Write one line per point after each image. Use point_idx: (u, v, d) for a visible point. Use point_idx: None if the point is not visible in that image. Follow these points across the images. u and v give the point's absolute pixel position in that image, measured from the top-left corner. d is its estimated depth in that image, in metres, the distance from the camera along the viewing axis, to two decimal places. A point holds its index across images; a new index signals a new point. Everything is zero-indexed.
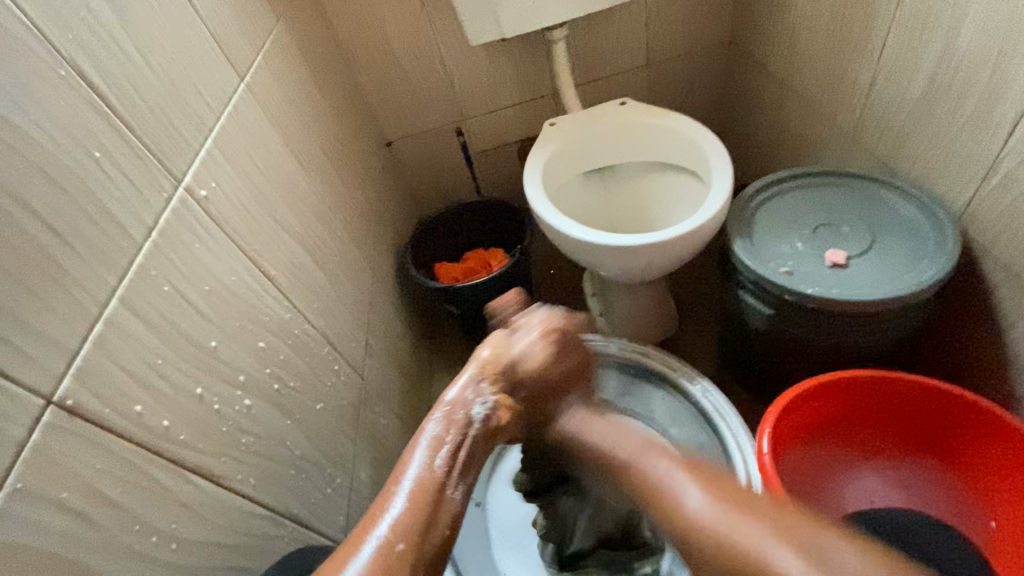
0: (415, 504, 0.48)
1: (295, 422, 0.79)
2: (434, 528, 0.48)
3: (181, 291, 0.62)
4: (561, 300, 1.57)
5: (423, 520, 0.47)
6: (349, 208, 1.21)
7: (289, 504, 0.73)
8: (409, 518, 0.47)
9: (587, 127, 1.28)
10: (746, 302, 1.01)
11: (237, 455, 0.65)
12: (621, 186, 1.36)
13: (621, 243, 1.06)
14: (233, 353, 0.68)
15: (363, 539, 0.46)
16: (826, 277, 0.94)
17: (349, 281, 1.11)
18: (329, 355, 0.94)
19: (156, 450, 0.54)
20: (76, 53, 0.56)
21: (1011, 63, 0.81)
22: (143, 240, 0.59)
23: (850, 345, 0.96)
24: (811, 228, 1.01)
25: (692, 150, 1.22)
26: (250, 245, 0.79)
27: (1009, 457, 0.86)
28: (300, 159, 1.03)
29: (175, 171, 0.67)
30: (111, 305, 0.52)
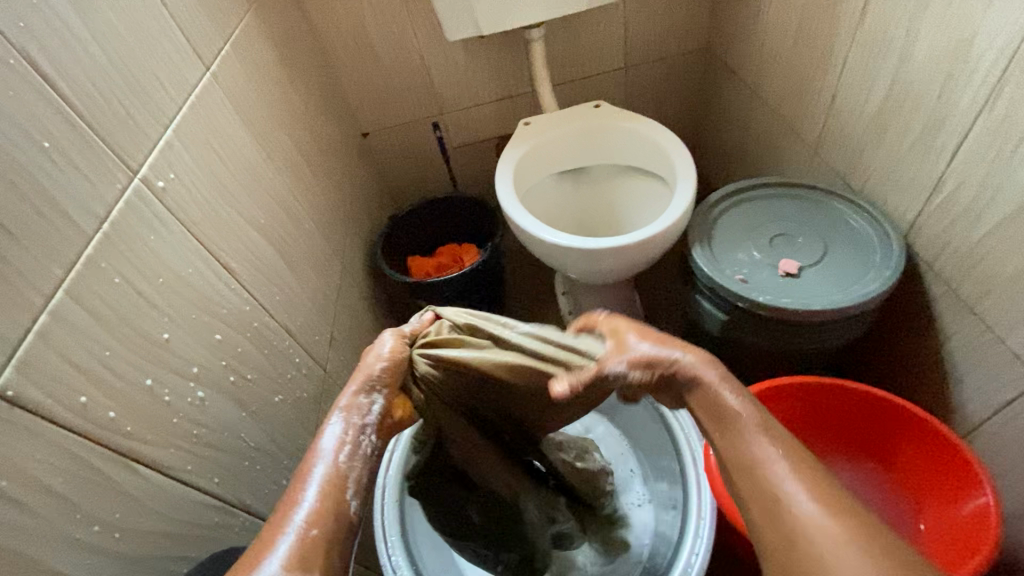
0: (328, 489, 0.54)
1: (250, 414, 0.79)
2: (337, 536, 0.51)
3: (133, 283, 0.63)
4: (532, 298, 1.59)
5: (331, 513, 0.52)
6: (319, 200, 1.21)
7: (242, 495, 0.74)
8: (324, 513, 0.52)
9: (559, 128, 1.30)
10: (702, 307, 1.04)
11: (187, 447, 0.65)
12: (592, 188, 1.38)
13: (585, 245, 1.08)
14: (187, 346, 0.69)
15: (279, 535, 0.49)
16: (778, 285, 0.97)
17: (315, 274, 1.11)
18: (290, 347, 0.95)
19: (102, 442, 0.54)
20: (28, 43, 0.56)
21: (956, 88, 0.84)
22: (93, 232, 0.59)
23: (798, 352, 1.00)
24: (768, 238, 1.05)
25: (660, 156, 1.25)
26: (211, 237, 0.80)
27: (939, 464, 0.91)
28: (268, 150, 1.03)
29: (130, 162, 0.67)
30: (56, 297, 0.53)
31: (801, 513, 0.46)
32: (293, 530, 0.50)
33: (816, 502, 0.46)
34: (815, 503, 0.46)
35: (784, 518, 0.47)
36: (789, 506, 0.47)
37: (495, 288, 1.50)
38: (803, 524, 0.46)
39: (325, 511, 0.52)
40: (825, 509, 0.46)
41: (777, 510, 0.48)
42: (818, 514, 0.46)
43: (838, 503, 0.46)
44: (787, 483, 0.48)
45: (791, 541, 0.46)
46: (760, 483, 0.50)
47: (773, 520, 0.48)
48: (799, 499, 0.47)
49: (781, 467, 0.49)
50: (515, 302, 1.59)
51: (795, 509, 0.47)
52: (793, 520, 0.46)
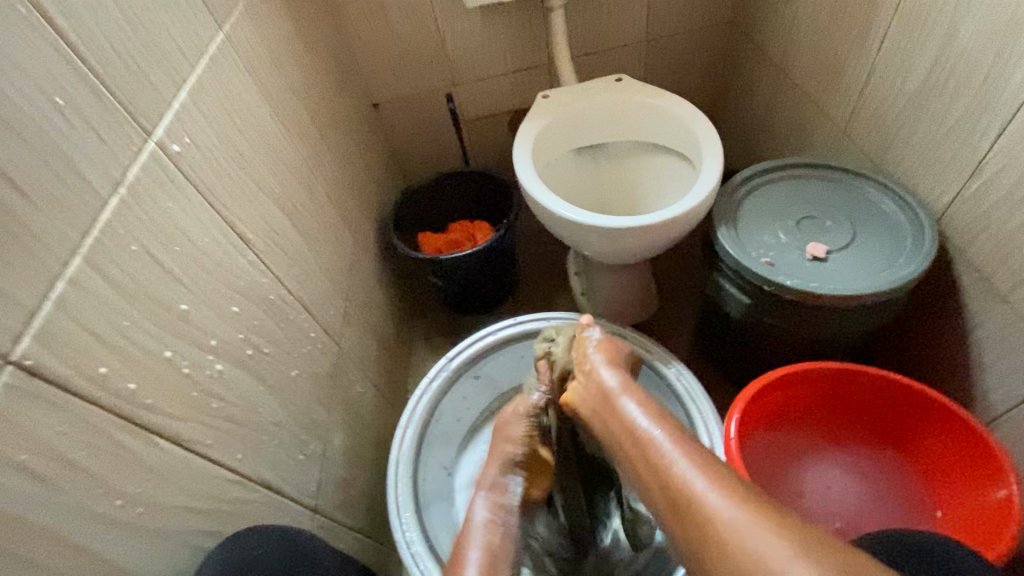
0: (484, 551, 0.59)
1: (268, 389, 0.78)
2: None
3: (151, 252, 0.60)
4: (544, 277, 1.57)
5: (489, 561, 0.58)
6: (331, 171, 1.17)
7: (261, 470, 0.73)
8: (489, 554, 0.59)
9: (581, 102, 1.26)
10: (725, 290, 1.02)
11: (207, 421, 0.64)
12: (611, 165, 1.34)
13: (606, 223, 1.05)
14: (205, 318, 0.67)
15: None
16: (806, 269, 0.95)
17: (328, 248, 1.09)
18: (305, 322, 0.93)
19: (123, 414, 0.53)
20: None
21: (1005, 67, 0.80)
22: (110, 196, 0.56)
23: (822, 337, 0.98)
24: (796, 220, 1.02)
25: (685, 134, 1.21)
26: (227, 206, 0.77)
27: (965, 450, 0.89)
28: (282, 117, 0.99)
29: (144, 123, 0.63)
30: (73, 263, 0.50)
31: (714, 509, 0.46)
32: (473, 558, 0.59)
33: (728, 500, 0.45)
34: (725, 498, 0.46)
35: (709, 526, 0.45)
36: (698, 500, 0.47)
37: (508, 267, 1.47)
38: (722, 524, 0.44)
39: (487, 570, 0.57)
40: (737, 503, 0.45)
41: (695, 514, 0.46)
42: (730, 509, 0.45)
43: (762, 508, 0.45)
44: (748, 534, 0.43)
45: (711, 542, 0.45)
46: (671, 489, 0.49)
47: (696, 524, 0.46)
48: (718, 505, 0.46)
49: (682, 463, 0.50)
50: (527, 280, 1.57)
51: (724, 520, 0.44)
52: (711, 521, 0.45)
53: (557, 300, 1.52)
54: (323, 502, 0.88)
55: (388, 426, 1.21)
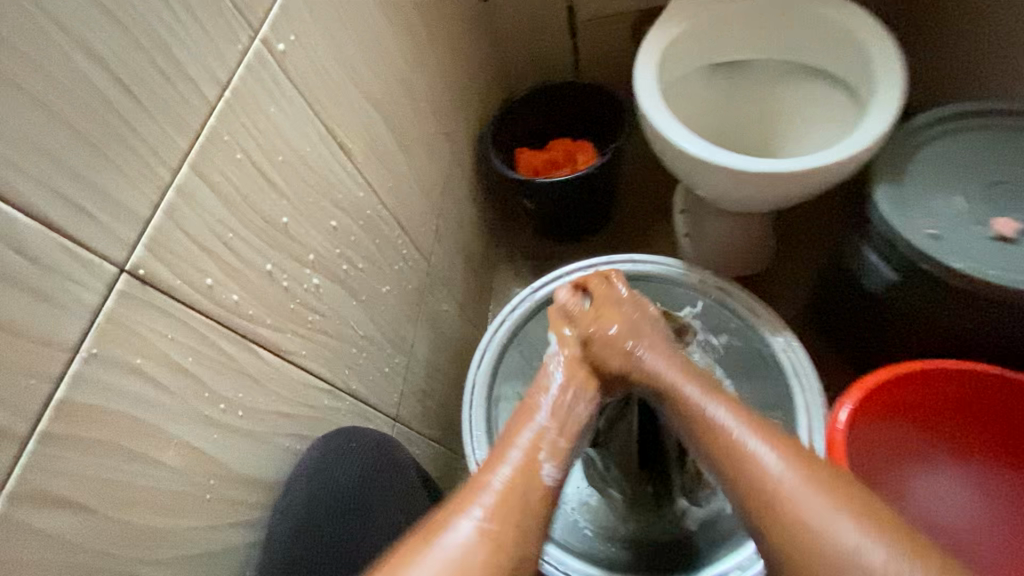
0: (507, 492, 0.58)
1: (360, 305, 0.79)
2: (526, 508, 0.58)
3: (255, 161, 0.59)
4: (645, 211, 1.45)
5: (522, 499, 0.58)
6: (434, 75, 1.10)
7: (349, 381, 0.76)
8: (506, 500, 0.57)
9: (728, 7, 1.05)
10: (868, 261, 0.87)
11: (303, 334, 0.66)
12: (749, 90, 1.14)
13: (736, 164, 0.90)
14: (305, 232, 0.66)
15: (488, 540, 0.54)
16: (983, 250, 0.77)
17: (425, 160, 1.04)
18: (398, 239, 0.91)
19: (227, 324, 0.54)
20: None
21: None
22: (216, 100, 0.54)
23: (979, 334, 0.83)
24: (984, 185, 0.82)
25: (855, 58, 0.98)
26: (330, 113, 0.73)
27: None
28: (388, 12, 0.91)
29: (249, 16, 0.59)
30: (181, 171, 0.49)
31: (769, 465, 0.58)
32: (466, 521, 0.55)
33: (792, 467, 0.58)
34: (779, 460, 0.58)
35: (751, 481, 0.58)
36: (756, 467, 0.59)
37: (608, 196, 1.37)
38: (765, 473, 0.58)
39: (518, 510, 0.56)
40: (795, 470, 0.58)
41: (752, 485, 0.58)
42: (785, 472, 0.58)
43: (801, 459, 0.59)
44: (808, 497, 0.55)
45: (778, 512, 0.56)
46: (734, 461, 0.60)
47: (745, 487, 0.59)
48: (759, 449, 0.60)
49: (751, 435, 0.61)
50: (626, 212, 1.46)
51: (767, 468, 0.58)
52: (761, 476, 0.58)
53: (656, 237, 1.41)
54: (403, 413, 0.93)
55: (468, 345, 1.23)
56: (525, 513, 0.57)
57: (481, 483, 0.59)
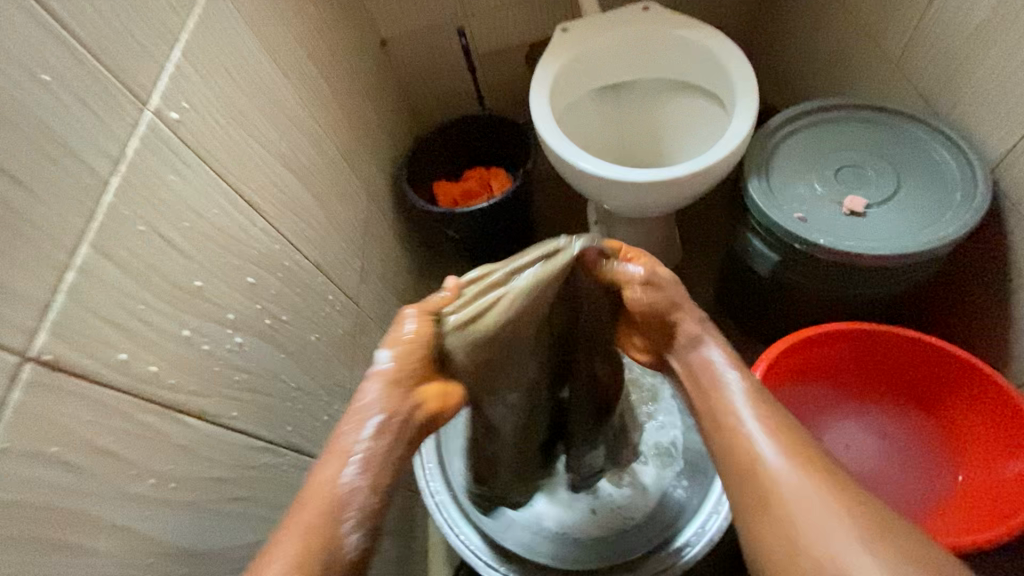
0: (325, 506, 0.55)
1: (288, 356, 0.79)
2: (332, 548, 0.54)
3: (159, 230, 0.59)
4: (563, 227, 1.53)
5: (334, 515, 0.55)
6: (339, 121, 1.13)
7: (286, 435, 0.75)
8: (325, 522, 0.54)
9: (604, 37, 1.15)
10: (754, 246, 0.98)
11: (232, 394, 0.65)
12: (634, 107, 1.25)
13: (628, 177, 1.00)
14: (221, 292, 0.67)
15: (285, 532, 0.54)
16: (841, 225, 0.89)
17: (341, 205, 1.06)
18: (322, 286, 0.92)
19: (147, 397, 0.54)
20: None
21: None
22: (110, 175, 0.54)
23: (852, 297, 0.95)
24: (834, 169, 0.95)
25: (716, 71, 1.11)
26: (234, 173, 0.74)
27: (990, 418, 0.87)
28: (284, 68, 0.94)
29: (137, 89, 0.60)
30: (81, 251, 0.49)
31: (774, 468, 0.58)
32: (291, 533, 0.53)
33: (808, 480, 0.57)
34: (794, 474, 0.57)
35: (731, 443, 0.62)
36: (757, 454, 0.59)
37: (526, 217, 1.43)
38: (766, 464, 0.59)
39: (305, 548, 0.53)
40: (799, 473, 0.57)
41: (758, 480, 0.58)
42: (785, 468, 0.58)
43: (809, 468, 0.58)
44: (801, 482, 0.56)
45: (772, 509, 0.57)
46: (731, 438, 0.62)
47: (727, 451, 0.62)
48: (762, 445, 0.60)
49: (742, 408, 0.63)
50: (545, 230, 1.53)
51: (762, 456, 0.59)
52: (752, 457, 0.60)
53: None
54: None
55: None
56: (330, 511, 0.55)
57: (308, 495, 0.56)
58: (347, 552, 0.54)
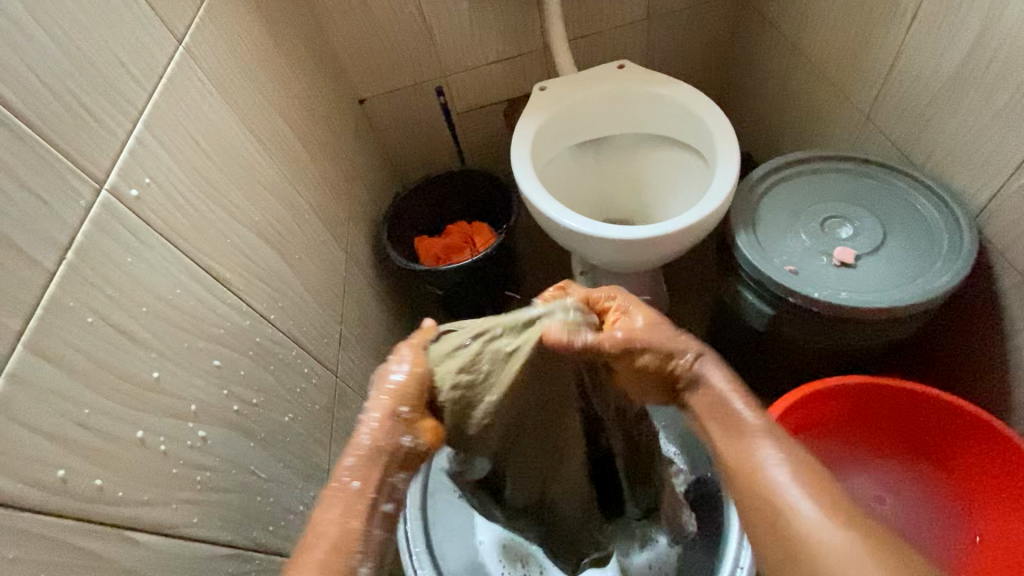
0: (333, 552, 0.52)
1: (259, 443, 0.72)
2: None
3: (111, 321, 0.53)
4: (548, 279, 1.50)
5: None
6: (317, 183, 1.09)
7: (257, 535, 0.68)
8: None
9: (580, 96, 1.16)
10: (745, 299, 0.96)
11: (193, 498, 0.58)
12: (614, 161, 1.26)
13: (615, 233, 0.97)
14: (182, 382, 0.60)
15: None
16: (832, 277, 0.88)
17: (319, 270, 1.01)
18: (297, 359, 0.86)
19: (88, 517, 0.47)
20: None
21: None
22: (56, 265, 0.49)
23: (848, 349, 0.93)
24: (820, 221, 0.94)
25: (694, 126, 1.12)
26: (200, 249, 0.69)
27: (1005, 475, 0.84)
28: (257, 133, 0.91)
29: (93, 169, 0.55)
30: (15, 355, 0.43)
31: (803, 514, 0.51)
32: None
33: (815, 501, 0.51)
34: (817, 511, 0.50)
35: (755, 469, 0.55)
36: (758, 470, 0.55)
37: (510, 270, 1.40)
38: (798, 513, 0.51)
39: None
40: (822, 508, 0.51)
41: (791, 541, 0.51)
42: (812, 513, 0.51)
43: (825, 495, 0.52)
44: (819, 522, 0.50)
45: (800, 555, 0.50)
46: (744, 457, 0.56)
47: (747, 472, 0.56)
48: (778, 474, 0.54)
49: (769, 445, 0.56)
50: (530, 283, 1.50)
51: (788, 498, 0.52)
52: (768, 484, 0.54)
53: None
54: None
55: None
56: (338, 557, 0.52)
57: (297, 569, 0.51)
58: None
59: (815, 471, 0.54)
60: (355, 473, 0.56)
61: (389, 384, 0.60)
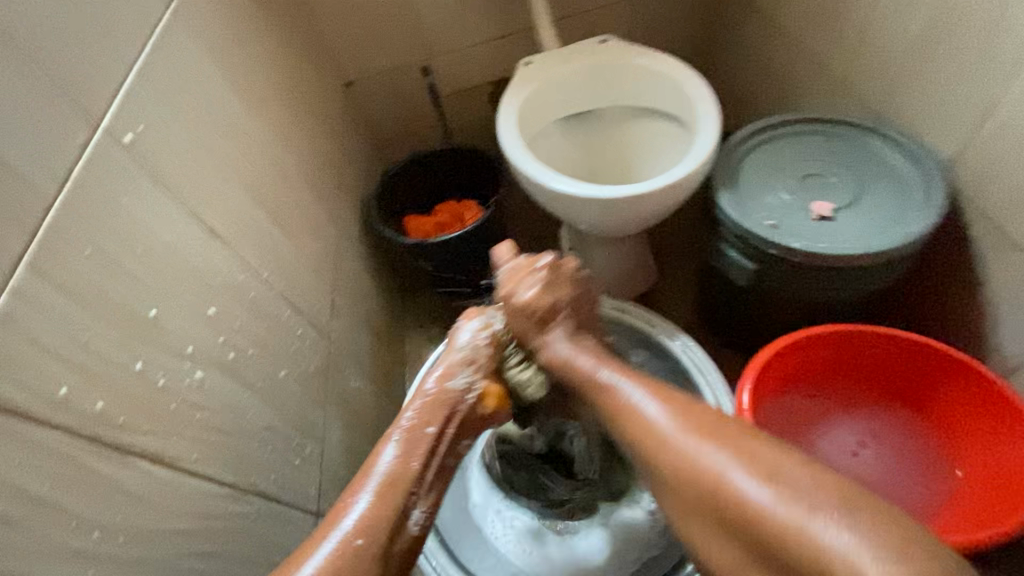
0: (385, 487, 0.59)
1: (255, 393, 0.73)
2: (397, 533, 0.57)
3: (109, 254, 0.54)
4: (537, 256, 1.53)
5: (388, 519, 0.56)
6: (307, 155, 1.10)
7: (255, 480, 0.69)
8: (374, 520, 0.55)
9: (565, 68, 1.19)
10: (729, 257, 0.99)
11: (192, 434, 0.59)
12: (600, 134, 1.29)
13: (602, 195, 1.00)
14: (179, 323, 0.61)
15: (339, 524, 0.55)
16: (811, 230, 0.91)
17: (310, 237, 1.02)
18: (291, 319, 0.87)
19: (90, 437, 0.48)
20: None
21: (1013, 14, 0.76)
22: (55, 195, 0.49)
23: (829, 301, 0.96)
24: (799, 179, 0.98)
25: (677, 95, 1.15)
26: (194, 200, 0.70)
27: (982, 408, 0.87)
28: (247, 99, 0.92)
29: (89, 109, 0.56)
30: (17, 272, 0.44)
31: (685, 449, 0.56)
32: (340, 530, 0.54)
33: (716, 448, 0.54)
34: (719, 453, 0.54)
35: (636, 421, 0.61)
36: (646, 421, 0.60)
37: (500, 246, 1.42)
38: (662, 435, 0.58)
39: (377, 518, 0.56)
40: (719, 449, 0.54)
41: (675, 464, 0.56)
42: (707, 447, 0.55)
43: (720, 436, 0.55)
44: (690, 446, 0.56)
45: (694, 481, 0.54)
46: (626, 406, 0.62)
47: (635, 430, 0.60)
48: (653, 413, 0.60)
49: (654, 405, 0.61)
50: None
51: (649, 418, 0.60)
52: (648, 428, 0.59)
53: None
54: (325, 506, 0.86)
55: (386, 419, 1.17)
56: (392, 492, 0.59)
57: (373, 467, 0.62)
58: (410, 530, 0.58)
59: (711, 432, 0.56)
60: (424, 419, 0.67)
61: (430, 390, 0.71)
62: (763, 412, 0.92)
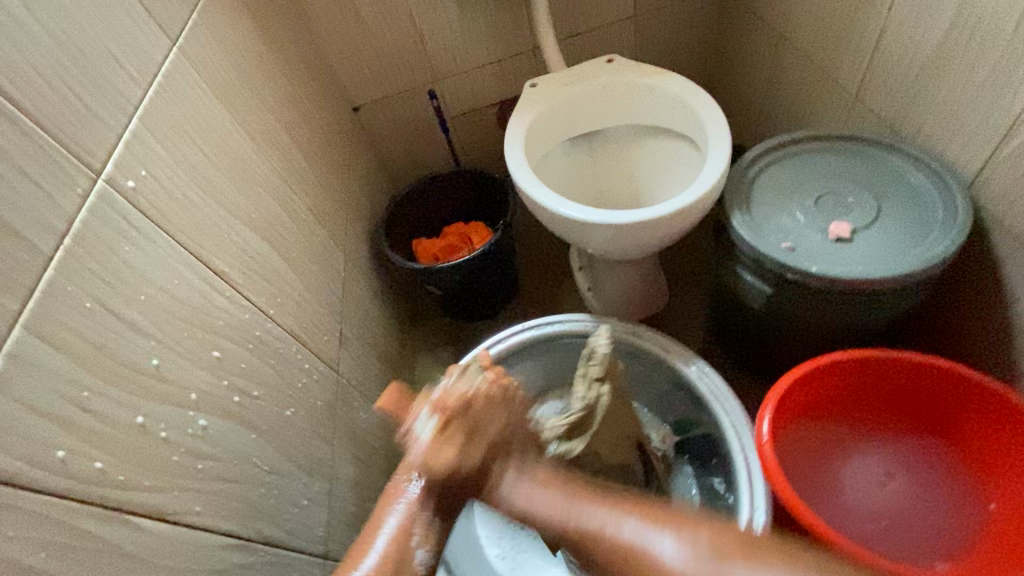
0: (393, 542, 0.59)
1: (261, 436, 0.71)
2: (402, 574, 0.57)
3: (109, 307, 0.53)
4: (547, 276, 1.51)
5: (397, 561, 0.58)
6: (314, 185, 1.10)
7: (261, 525, 0.68)
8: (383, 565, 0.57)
9: (571, 90, 1.17)
10: (744, 280, 0.96)
11: (194, 486, 0.58)
12: (608, 154, 1.27)
13: (610, 220, 0.98)
14: (182, 370, 0.60)
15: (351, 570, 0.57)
16: (829, 252, 0.88)
17: (317, 269, 1.02)
18: (298, 354, 0.86)
19: (88, 499, 0.47)
20: None
21: None
22: (53, 251, 0.49)
23: (850, 324, 0.92)
24: (814, 198, 0.95)
25: (686, 114, 1.13)
26: (198, 243, 0.70)
27: (1015, 441, 0.82)
28: (252, 134, 0.92)
29: (90, 160, 0.56)
30: (13, 335, 0.43)
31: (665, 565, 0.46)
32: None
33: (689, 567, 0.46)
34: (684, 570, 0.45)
35: (643, 564, 0.48)
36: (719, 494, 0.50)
37: (509, 268, 1.40)
38: (669, 571, 0.46)
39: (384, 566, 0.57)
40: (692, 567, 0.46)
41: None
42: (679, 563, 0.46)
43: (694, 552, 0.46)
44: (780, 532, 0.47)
45: None
46: (614, 549, 0.49)
47: (634, 569, 0.48)
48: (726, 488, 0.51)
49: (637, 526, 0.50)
50: (529, 281, 1.51)
51: (648, 553, 0.48)
52: (658, 564, 0.47)
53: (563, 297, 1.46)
54: (334, 546, 0.85)
55: (397, 450, 1.15)
56: (397, 543, 0.59)
57: (381, 516, 0.62)
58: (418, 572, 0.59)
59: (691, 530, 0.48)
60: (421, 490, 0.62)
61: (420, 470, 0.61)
62: (782, 441, 0.89)
